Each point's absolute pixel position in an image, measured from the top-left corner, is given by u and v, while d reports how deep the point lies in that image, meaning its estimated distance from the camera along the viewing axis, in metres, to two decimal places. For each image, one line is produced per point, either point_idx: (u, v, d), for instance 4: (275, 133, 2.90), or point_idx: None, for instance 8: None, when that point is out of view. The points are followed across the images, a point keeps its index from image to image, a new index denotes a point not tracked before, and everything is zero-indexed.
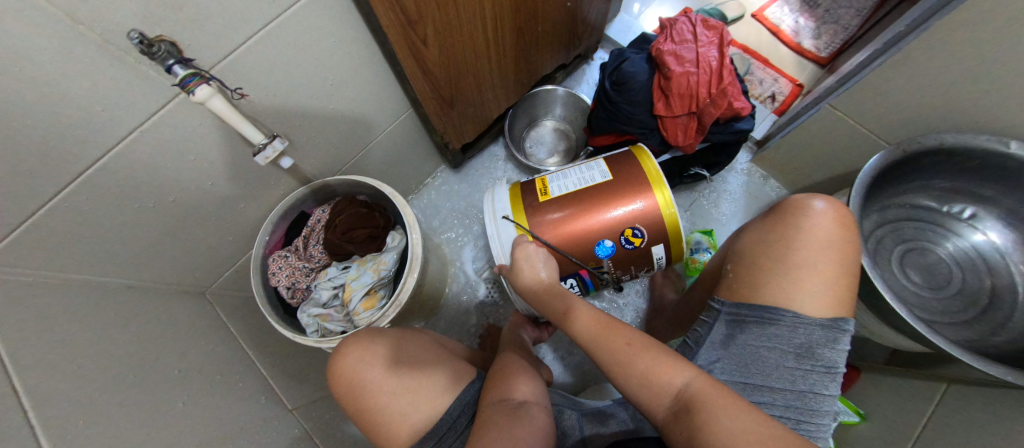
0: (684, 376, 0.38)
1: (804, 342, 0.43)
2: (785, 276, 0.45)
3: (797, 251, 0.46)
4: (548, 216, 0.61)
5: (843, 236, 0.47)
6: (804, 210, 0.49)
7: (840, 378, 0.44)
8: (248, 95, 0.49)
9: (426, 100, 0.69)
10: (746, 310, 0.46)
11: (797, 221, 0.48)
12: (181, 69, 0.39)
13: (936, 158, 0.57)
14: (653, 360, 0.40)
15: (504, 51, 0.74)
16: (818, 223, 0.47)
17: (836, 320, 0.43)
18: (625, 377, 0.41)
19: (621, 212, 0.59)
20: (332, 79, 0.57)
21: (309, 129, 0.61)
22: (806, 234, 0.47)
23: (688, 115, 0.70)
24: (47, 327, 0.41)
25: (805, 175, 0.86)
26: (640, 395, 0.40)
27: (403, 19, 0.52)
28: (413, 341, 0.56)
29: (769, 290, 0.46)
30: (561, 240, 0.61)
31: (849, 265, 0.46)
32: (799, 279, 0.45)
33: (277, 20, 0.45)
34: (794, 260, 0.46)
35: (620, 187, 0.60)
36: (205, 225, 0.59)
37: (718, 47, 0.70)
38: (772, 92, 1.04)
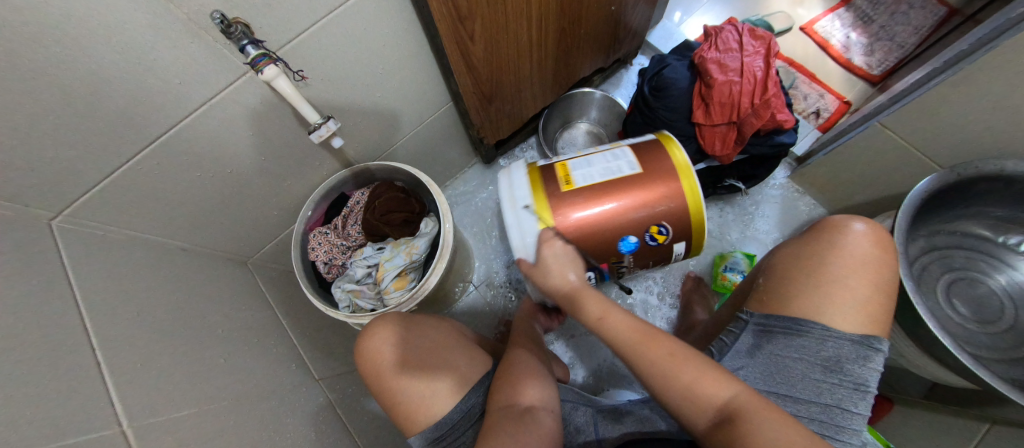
0: (727, 391, 0.38)
1: (833, 355, 0.42)
2: (817, 293, 0.44)
3: (830, 267, 0.45)
4: (569, 209, 0.53)
5: (880, 257, 0.45)
6: (839, 229, 0.48)
7: (871, 398, 0.41)
8: (308, 78, 0.52)
9: (467, 94, 0.71)
10: (775, 320, 0.46)
11: (830, 239, 0.47)
12: (253, 50, 0.42)
13: (993, 184, 0.54)
14: (698, 374, 0.39)
15: (546, 51, 0.75)
16: (853, 242, 0.46)
17: (868, 337, 0.42)
18: (665, 386, 0.40)
19: (648, 207, 0.53)
20: (382, 68, 0.60)
21: (356, 115, 0.64)
22: (839, 253, 0.46)
23: (728, 124, 0.69)
24: (112, 279, 0.45)
25: (848, 195, 0.83)
26: (681, 405, 0.39)
27: (455, 15, 0.54)
28: (433, 326, 0.57)
29: (800, 304, 0.45)
30: (583, 237, 0.54)
31: (885, 285, 0.44)
32: (832, 295, 0.43)
33: (339, 9, 0.48)
34: (825, 278, 0.45)
35: (648, 180, 0.54)
36: (255, 198, 0.63)
37: (764, 58, 0.68)
38: (817, 107, 1.01)
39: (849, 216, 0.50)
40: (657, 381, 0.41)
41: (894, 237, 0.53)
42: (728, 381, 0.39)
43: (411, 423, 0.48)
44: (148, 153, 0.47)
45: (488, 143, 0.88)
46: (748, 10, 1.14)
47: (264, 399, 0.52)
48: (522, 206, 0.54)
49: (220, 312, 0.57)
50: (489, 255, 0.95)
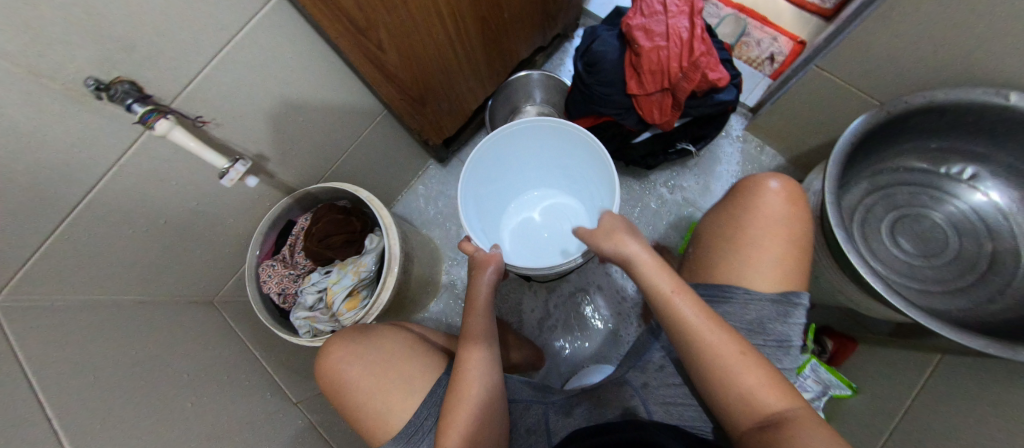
0: (783, 403, 0.36)
1: (755, 318, 0.42)
2: (737, 257, 0.45)
3: (747, 230, 0.45)
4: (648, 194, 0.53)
5: (795, 212, 0.45)
6: (757, 188, 0.47)
7: (796, 352, 0.42)
8: (209, 121, 0.51)
9: (395, 102, 0.70)
10: (703, 290, 0.46)
11: (747, 199, 0.47)
12: (140, 107, 0.42)
13: (926, 117, 0.53)
14: (763, 379, 0.37)
15: (471, 43, 0.73)
16: (768, 203, 0.45)
17: (788, 293, 0.42)
18: (721, 382, 0.38)
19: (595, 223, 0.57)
20: (298, 92, 0.60)
21: (283, 143, 0.64)
22: (755, 216, 0.45)
23: (661, 91, 0.68)
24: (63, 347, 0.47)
25: (801, 142, 0.82)
26: (731, 399, 0.38)
27: (354, 29, 0.53)
28: (389, 334, 0.57)
29: (721, 273, 0.45)
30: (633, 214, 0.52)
31: (798, 239, 0.44)
32: (749, 256, 0.44)
33: (229, 45, 0.48)
34: (742, 241, 0.45)
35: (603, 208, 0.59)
36: (202, 239, 0.64)
37: (689, 17, 0.66)
38: (770, 52, 0.98)
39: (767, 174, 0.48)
40: (713, 371, 0.39)
41: (825, 187, 0.52)
42: (788, 396, 0.37)
43: (372, 437, 0.51)
44: (74, 219, 0.47)
45: (435, 143, 0.88)
46: None
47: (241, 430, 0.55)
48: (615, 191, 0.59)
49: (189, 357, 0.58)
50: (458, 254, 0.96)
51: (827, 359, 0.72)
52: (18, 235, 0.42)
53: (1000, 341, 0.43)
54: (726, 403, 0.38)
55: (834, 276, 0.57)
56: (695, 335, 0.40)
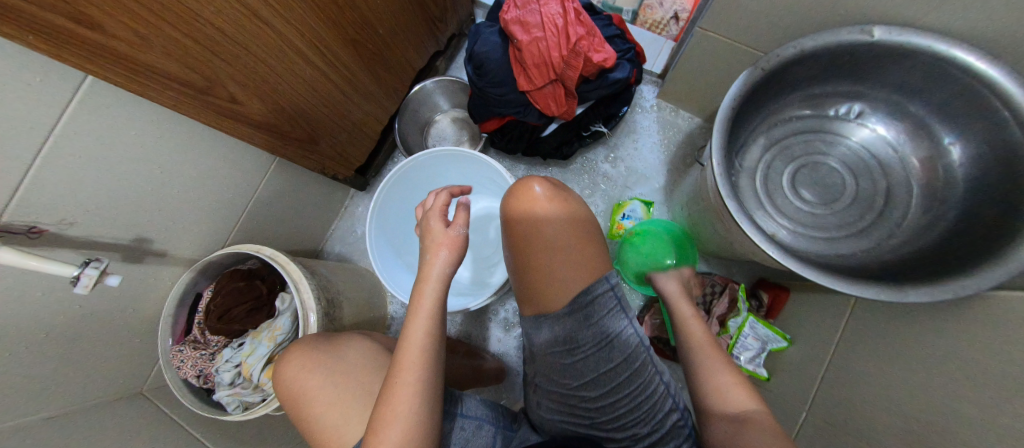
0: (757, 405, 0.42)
1: (564, 335, 0.46)
2: (542, 275, 0.47)
3: (535, 257, 0.47)
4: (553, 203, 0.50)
5: (557, 207, 0.48)
6: (530, 206, 0.48)
7: (620, 345, 0.46)
8: (47, 228, 0.46)
9: (279, 149, 0.65)
10: (526, 324, 0.50)
11: (522, 222, 0.48)
12: None
13: (805, 65, 0.52)
14: (738, 381, 0.45)
15: (349, 69, 0.69)
16: (540, 214, 0.47)
17: (580, 295, 0.46)
18: (705, 381, 0.46)
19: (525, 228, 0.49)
20: (161, 164, 0.55)
21: (164, 220, 0.60)
22: (537, 237, 0.47)
23: (551, 82, 0.65)
24: None
25: (709, 101, 0.81)
26: (713, 400, 0.44)
27: (192, 91, 0.48)
28: (351, 349, 0.56)
29: (534, 303, 0.48)
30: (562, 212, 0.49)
31: (579, 245, 0.47)
32: (545, 285, 0.47)
33: (49, 142, 0.43)
34: (538, 263, 0.47)
35: (513, 215, 0.50)
36: (103, 336, 0.60)
37: (561, 1, 0.63)
38: (673, 11, 0.95)
39: (528, 183, 0.50)
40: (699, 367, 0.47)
41: (713, 159, 0.51)
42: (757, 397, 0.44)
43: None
44: None
45: (346, 175, 0.84)
46: None
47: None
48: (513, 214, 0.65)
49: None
50: None
51: (765, 313, 0.72)
52: None
53: (888, 286, 0.43)
54: (711, 397, 0.45)
55: (742, 241, 0.57)
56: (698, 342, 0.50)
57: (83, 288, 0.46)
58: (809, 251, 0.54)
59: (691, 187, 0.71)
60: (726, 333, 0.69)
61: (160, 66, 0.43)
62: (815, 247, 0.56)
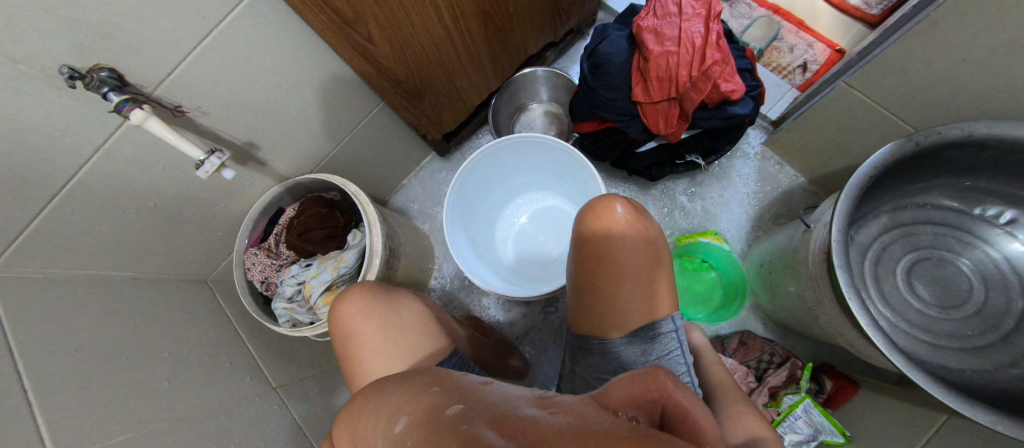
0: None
1: (617, 365, 0.46)
2: (609, 300, 0.47)
3: (608, 289, 0.47)
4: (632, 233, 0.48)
5: (642, 233, 0.48)
6: (609, 239, 0.47)
7: None
8: (188, 111, 0.51)
9: (389, 95, 0.68)
10: (579, 342, 0.51)
11: (604, 252, 0.47)
12: (115, 96, 0.41)
13: (962, 152, 0.47)
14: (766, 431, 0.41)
15: (472, 37, 0.70)
16: (623, 237, 0.47)
17: (647, 330, 0.46)
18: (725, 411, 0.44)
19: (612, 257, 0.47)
20: (290, 79, 0.59)
21: (273, 131, 0.64)
22: (616, 263, 0.47)
23: (668, 100, 0.63)
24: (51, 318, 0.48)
25: (823, 163, 0.76)
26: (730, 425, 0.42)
27: (339, 21, 0.51)
28: (400, 304, 0.57)
29: (592, 322, 0.49)
30: (641, 245, 0.47)
31: (652, 284, 0.47)
32: (612, 311, 0.47)
33: (213, 33, 0.46)
34: (608, 289, 0.47)
35: (594, 243, 0.48)
36: (194, 220, 0.65)
37: (705, 21, 0.61)
38: (804, 60, 0.90)
39: (612, 200, 0.49)
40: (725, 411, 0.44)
41: (832, 222, 0.48)
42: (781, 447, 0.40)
43: None
44: (57, 201, 0.47)
45: (434, 138, 0.86)
46: None
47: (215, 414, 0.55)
48: None
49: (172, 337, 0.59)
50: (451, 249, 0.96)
51: (824, 400, 0.67)
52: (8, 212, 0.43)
53: (1006, 415, 0.38)
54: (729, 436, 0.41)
55: (833, 317, 0.52)
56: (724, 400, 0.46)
57: (205, 173, 0.49)
58: (908, 349, 0.50)
59: (780, 246, 0.67)
60: (776, 408, 0.65)
61: None
62: (916, 349, 0.51)
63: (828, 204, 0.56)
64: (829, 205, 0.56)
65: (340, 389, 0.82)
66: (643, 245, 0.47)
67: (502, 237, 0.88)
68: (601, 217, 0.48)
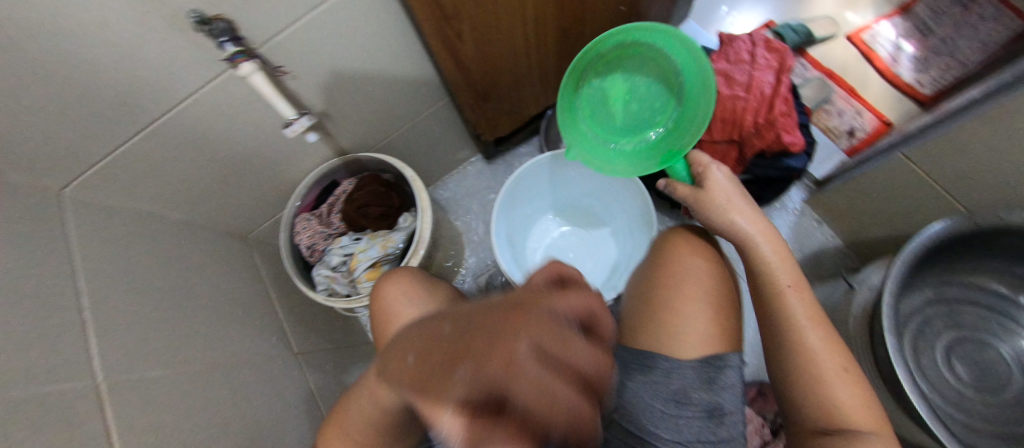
0: (872, 422, 0.37)
1: (680, 387, 0.44)
2: (684, 318, 0.46)
3: (683, 303, 0.47)
4: (703, 250, 0.51)
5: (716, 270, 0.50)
6: (688, 252, 0.51)
7: (734, 429, 0.44)
8: (288, 72, 0.54)
9: (460, 92, 0.70)
10: (633, 357, 0.47)
11: (680, 266, 0.50)
12: (231, 46, 0.44)
13: (1018, 241, 0.49)
14: (856, 397, 0.38)
15: (546, 51, 0.73)
16: (694, 261, 0.50)
17: (716, 356, 0.45)
18: (801, 408, 0.40)
19: (690, 268, 0.50)
20: (375, 61, 0.61)
21: (345, 106, 0.66)
22: (683, 280, 0.49)
23: (728, 142, 0.65)
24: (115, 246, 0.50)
25: (865, 228, 0.77)
26: (812, 417, 0.39)
27: (439, 14, 0.53)
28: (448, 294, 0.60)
29: (655, 340, 0.47)
30: (717, 265, 0.50)
31: (726, 303, 0.48)
32: (685, 331, 0.46)
33: (323, 6, 0.49)
34: (683, 303, 0.47)
35: (673, 255, 0.51)
36: (253, 177, 0.67)
37: (776, 73, 0.63)
38: (851, 127, 0.92)
39: (687, 232, 0.53)
40: (806, 375, 0.40)
41: (885, 287, 0.49)
42: (879, 420, 0.37)
43: None
44: (143, 136, 0.50)
45: (485, 140, 0.88)
46: (788, 13, 1.08)
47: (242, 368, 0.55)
48: None
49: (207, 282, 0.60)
50: (482, 249, 0.97)
51: None
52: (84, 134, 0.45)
53: None
54: (799, 406, 0.40)
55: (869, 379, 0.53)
56: (795, 352, 0.41)
57: (292, 131, 0.51)
58: (945, 424, 0.51)
59: (819, 304, 0.68)
60: None
61: None
62: (951, 427, 0.52)
63: (874, 267, 0.59)
64: (876, 268, 0.59)
65: (352, 368, 0.82)
66: (715, 266, 0.50)
67: (533, 247, 0.88)
68: (678, 235, 0.53)
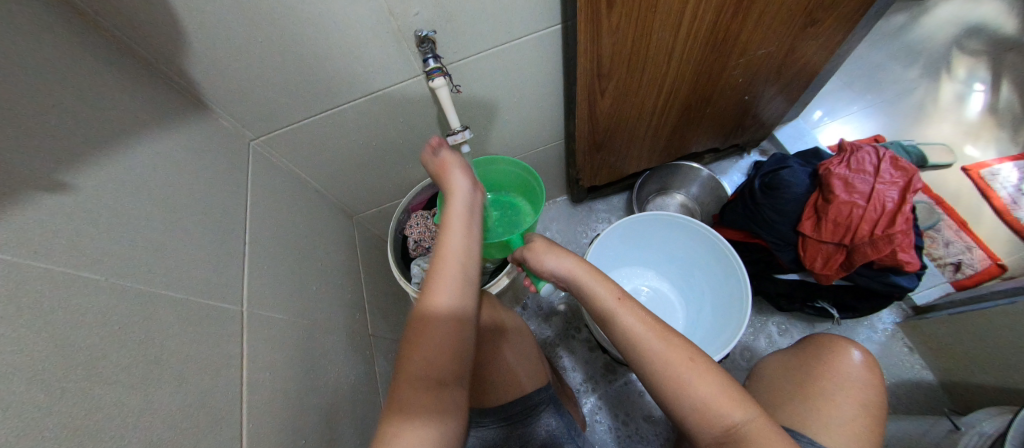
0: (744, 413, 0.41)
1: None
2: (820, 405, 0.54)
3: (827, 392, 0.55)
4: (854, 358, 0.57)
5: (875, 383, 0.55)
6: (840, 353, 0.58)
7: None
8: (460, 91, 0.64)
9: (581, 139, 0.77)
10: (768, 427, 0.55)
11: (833, 361, 0.57)
12: (432, 63, 0.54)
13: None
14: (719, 392, 0.42)
15: (665, 120, 0.79)
16: (847, 365, 0.56)
17: None
18: (684, 408, 0.43)
19: (841, 364, 0.57)
20: (521, 96, 0.70)
21: (479, 127, 0.75)
22: (834, 377, 0.56)
23: (837, 245, 0.65)
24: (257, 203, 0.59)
25: (968, 371, 0.71)
26: (695, 422, 0.42)
27: (595, 72, 0.61)
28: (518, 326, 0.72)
29: (786, 415, 0.55)
30: (867, 374, 0.56)
31: (871, 408, 0.53)
32: (821, 414, 0.53)
33: (505, 45, 0.58)
34: (825, 392, 0.55)
35: (824, 350, 0.59)
36: None
37: (901, 191, 0.64)
38: (959, 260, 0.88)
39: (846, 341, 0.60)
40: (671, 387, 0.43)
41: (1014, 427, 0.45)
42: (748, 407, 0.41)
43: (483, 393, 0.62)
44: None
45: (582, 185, 0.94)
46: (902, 134, 1.09)
47: (317, 329, 0.62)
48: (727, 348, 0.64)
49: (314, 242, 0.71)
50: None
51: None
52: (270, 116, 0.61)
53: None
54: (686, 417, 0.43)
55: None
56: (660, 369, 0.44)
57: (453, 141, 0.60)
58: None
59: (906, 437, 0.63)
60: None
61: (604, 46, 0.56)
62: None
63: (984, 414, 0.55)
64: (988, 415, 0.55)
65: None
66: (869, 373, 0.56)
67: None
68: (832, 336, 0.61)
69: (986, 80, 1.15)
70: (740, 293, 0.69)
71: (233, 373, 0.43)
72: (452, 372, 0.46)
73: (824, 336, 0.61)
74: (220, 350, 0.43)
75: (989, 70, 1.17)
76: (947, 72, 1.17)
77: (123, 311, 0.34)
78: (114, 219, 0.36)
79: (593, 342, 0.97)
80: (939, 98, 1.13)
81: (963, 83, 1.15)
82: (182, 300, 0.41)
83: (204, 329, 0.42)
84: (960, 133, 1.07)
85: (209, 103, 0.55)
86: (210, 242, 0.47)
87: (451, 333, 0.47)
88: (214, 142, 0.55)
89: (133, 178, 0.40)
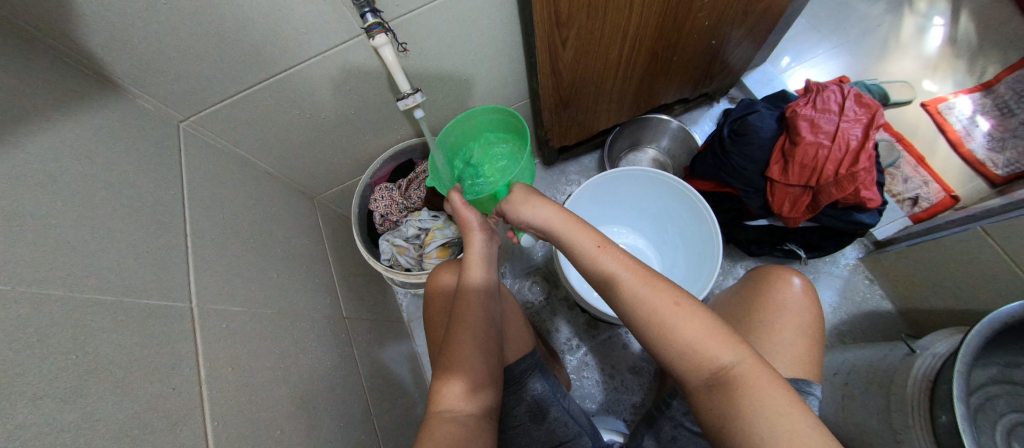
0: (733, 354, 0.40)
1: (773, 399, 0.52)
2: (767, 331, 0.56)
3: (778, 324, 0.56)
4: (795, 288, 0.58)
5: (810, 308, 0.57)
6: (784, 284, 0.59)
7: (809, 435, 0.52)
8: (408, 51, 0.58)
9: (546, 96, 0.73)
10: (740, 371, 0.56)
11: (776, 293, 0.59)
12: (371, 17, 0.47)
13: None
14: (705, 335, 0.41)
15: (633, 71, 0.75)
16: (791, 296, 0.58)
17: (801, 382, 0.52)
18: (665, 348, 0.42)
19: (789, 297, 0.58)
20: (477, 52, 0.65)
21: (435, 91, 0.70)
22: (779, 308, 0.57)
23: (803, 187, 0.65)
24: (196, 190, 0.54)
25: (924, 297, 0.76)
26: (680, 363, 0.42)
27: (554, 20, 0.56)
28: None
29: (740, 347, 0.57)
30: (809, 305, 0.57)
31: (810, 334, 0.56)
32: (772, 350, 0.55)
33: None
34: (776, 325, 0.56)
35: (768, 285, 0.60)
36: None
37: (864, 127, 0.64)
38: (917, 194, 0.91)
39: (788, 270, 0.61)
40: (658, 333, 0.43)
41: (968, 344, 0.46)
42: (737, 349, 0.40)
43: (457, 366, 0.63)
44: None
45: (552, 146, 0.91)
46: (865, 73, 1.09)
47: (284, 318, 0.59)
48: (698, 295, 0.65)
49: (271, 228, 0.67)
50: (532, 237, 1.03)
51: None
52: (192, 91, 0.54)
53: None
54: (672, 361, 0.42)
55: None
56: (646, 314, 0.43)
57: (405, 105, 0.55)
58: None
59: (867, 362, 0.67)
60: None
61: None
62: None
63: (937, 336, 0.59)
64: (941, 337, 0.58)
65: (384, 343, 0.86)
66: (809, 303, 0.57)
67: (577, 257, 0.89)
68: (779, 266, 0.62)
69: (946, 12, 1.15)
70: (713, 238, 0.69)
71: (188, 372, 0.40)
72: (484, 340, 0.55)
73: (767, 268, 0.62)
74: (170, 351, 0.40)
75: (948, 2, 1.17)
76: (908, 6, 1.17)
77: (43, 323, 0.30)
78: (17, 218, 0.32)
79: (571, 300, 0.98)
80: (901, 33, 1.13)
81: (925, 16, 1.15)
82: (116, 303, 0.37)
83: (149, 333, 0.38)
84: (919, 68, 1.08)
85: (117, 80, 0.48)
86: (141, 235, 0.43)
87: (475, 309, 0.56)
88: (131, 125, 0.48)
89: (32, 169, 0.34)
